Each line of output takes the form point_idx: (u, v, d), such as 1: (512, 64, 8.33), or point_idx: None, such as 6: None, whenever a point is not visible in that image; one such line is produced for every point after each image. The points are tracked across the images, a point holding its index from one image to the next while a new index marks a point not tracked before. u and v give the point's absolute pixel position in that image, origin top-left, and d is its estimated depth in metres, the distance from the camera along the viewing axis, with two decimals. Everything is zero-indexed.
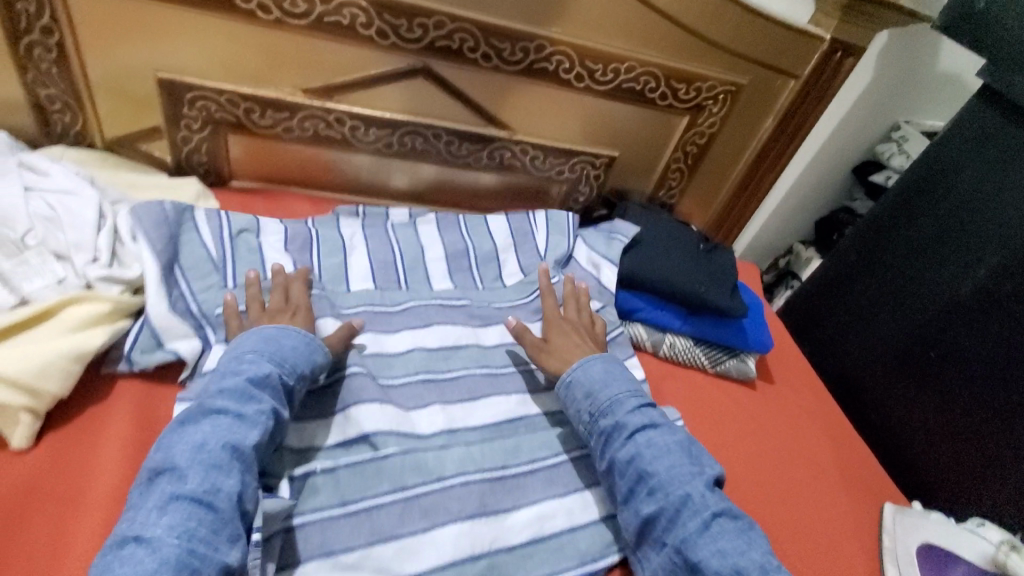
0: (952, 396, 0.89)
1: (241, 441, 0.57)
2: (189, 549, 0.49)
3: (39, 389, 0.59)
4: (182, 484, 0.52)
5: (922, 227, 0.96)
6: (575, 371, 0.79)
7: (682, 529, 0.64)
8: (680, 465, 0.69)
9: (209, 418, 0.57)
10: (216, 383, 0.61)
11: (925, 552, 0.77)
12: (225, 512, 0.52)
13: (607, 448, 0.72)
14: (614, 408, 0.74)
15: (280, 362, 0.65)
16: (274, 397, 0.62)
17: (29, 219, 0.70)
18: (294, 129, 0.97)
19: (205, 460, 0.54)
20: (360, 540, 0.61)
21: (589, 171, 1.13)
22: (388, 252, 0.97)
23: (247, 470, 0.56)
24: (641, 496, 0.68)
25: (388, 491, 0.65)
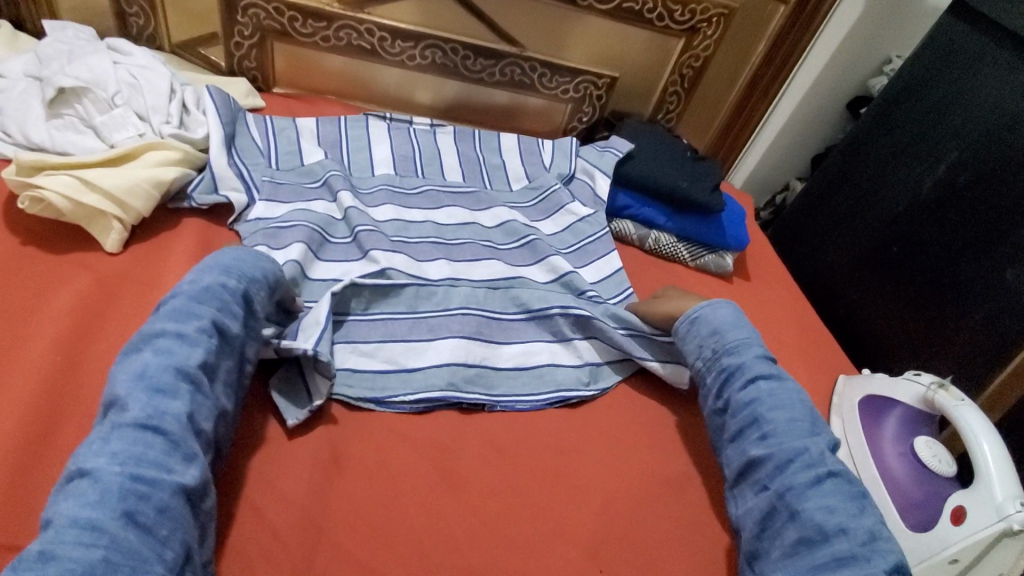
0: (913, 282, 0.98)
1: (184, 361, 0.57)
2: (134, 475, 0.49)
3: (126, 204, 0.74)
4: (124, 414, 0.53)
5: (896, 135, 1.04)
6: (704, 309, 0.82)
7: (791, 477, 0.65)
8: (799, 420, 0.70)
9: (151, 344, 0.58)
10: (157, 318, 0.61)
11: (864, 405, 0.84)
12: (174, 433, 0.53)
13: (725, 386, 0.75)
14: (741, 349, 0.77)
15: (224, 272, 0.66)
16: (217, 308, 0.63)
17: (117, 84, 0.86)
18: (330, 39, 1.11)
19: (148, 386, 0.55)
20: (377, 337, 0.77)
21: (592, 91, 1.24)
22: (409, 149, 1.11)
23: (197, 390, 0.57)
24: (750, 438, 0.70)
25: (403, 311, 0.81)
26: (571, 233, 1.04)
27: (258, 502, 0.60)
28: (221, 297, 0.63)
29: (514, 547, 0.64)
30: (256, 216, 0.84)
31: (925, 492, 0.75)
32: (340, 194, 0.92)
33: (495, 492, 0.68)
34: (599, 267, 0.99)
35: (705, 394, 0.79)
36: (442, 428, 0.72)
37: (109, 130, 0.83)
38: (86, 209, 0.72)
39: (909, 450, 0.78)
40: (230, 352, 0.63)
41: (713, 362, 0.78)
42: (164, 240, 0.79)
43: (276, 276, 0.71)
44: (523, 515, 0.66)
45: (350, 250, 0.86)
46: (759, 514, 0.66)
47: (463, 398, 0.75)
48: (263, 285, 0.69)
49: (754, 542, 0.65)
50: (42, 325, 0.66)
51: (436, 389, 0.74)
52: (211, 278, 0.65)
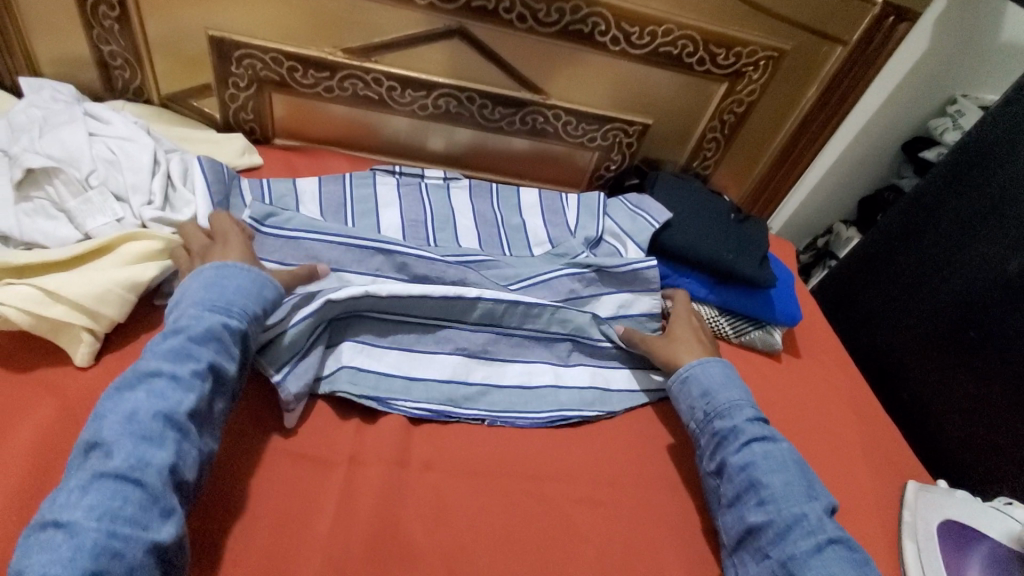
0: (988, 374, 0.86)
1: (173, 409, 0.55)
2: (109, 532, 0.47)
3: (97, 314, 0.64)
4: (107, 461, 0.51)
5: (972, 202, 0.92)
6: (693, 367, 0.78)
7: (793, 545, 0.62)
8: (795, 484, 0.67)
9: (145, 383, 0.56)
10: (148, 352, 0.59)
11: (945, 532, 0.74)
12: (157, 486, 0.51)
13: (719, 449, 0.71)
14: (732, 412, 0.73)
15: (223, 308, 0.63)
16: (215, 348, 0.60)
17: (93, 161, 0.77)
18: (334, 89, 1.01)
19: (136, 432, 0.53)
20: (385, 341, 0.76)
21: (622, 139, 1.12)
22: (420, 211, 1.00)
23: (185, 439, 0.55)
24: (749, 504, 0.66)
25: (413, 326, 0.78)
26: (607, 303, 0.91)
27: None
28: (219, 336, 0.61)
29: None
30: (257, 221, 0.81)
31: None
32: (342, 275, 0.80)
33: None
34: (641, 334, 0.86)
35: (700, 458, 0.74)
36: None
37: (84, 215, 0.74)
38: (51, 322, 0.63)
39: None
40: (221, 390, 0.61)
41: (707, 424, 0.74)
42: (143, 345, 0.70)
43: (277, 307, 0.69)
44: None
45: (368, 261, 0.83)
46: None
47: (462, 413, 0.75)
48: (261, 319, 0.66)
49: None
50: None
51: (436, 400, 0.74)
52: (206, 313, 0.62)
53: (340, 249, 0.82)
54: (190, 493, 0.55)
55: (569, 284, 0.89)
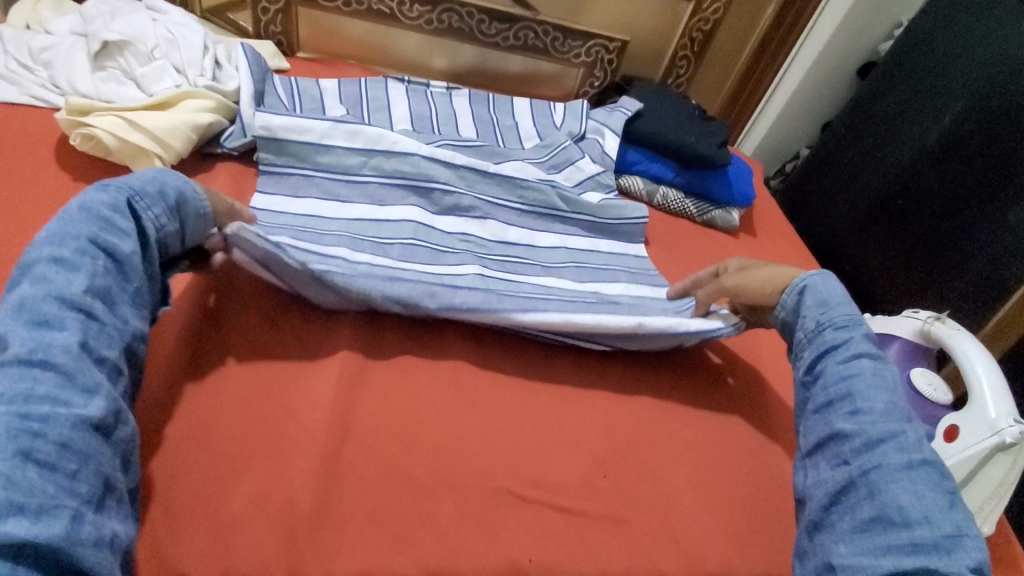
0: (914, 231, 1.01)
1: (64, 290, 0.52)
2: (22, 414, 0.45)
3: (167, 144, 0.80)
4: (4, 354, 0.48)
5: (901, 91, 1.07)
6: (811, 278, 0.74)
7: (881, 456, 0.57)
8: (896, 404, 0.61)
9: (28, 274, 0.53)
10: (31, 245, 0.56)
11: None
12: (64, 365, 0.48)
13: (822, 359, 0.67)
14: (850, 327, 0.68)
15: (103, 190, 0.59)
16: (100, 227, 0.57)
17: (156, 39, 0.92)
18: (352, 3, 1.16)
19: (30, 318, 0.50)
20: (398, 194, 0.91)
21: (604, 55, 1.27)
22: (426, 109, 1.16)
23: (88, 321, 0.52)
24: (839, 412, 0.62)
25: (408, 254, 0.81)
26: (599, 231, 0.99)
27: (284, 395, 0.65)
28: (102, 216, 0.57)
29: (524, 457, 0.66)
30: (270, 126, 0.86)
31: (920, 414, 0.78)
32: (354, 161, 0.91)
33: (509, 409, 0.70)
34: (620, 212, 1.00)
35: (801, 368, 0.71)
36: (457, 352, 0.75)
37: (149, 81, 0.89)
38: (131, 147, 0.78)
39: (905, 381, 0.79)
40: (122, 273, 0.57)
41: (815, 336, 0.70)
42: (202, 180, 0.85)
43: (182, 196, 0.64)
44: (532, 426, 0.69)
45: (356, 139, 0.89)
46: (833, 486, 0.58)
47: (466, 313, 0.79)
48: (159, 202, 0.62)
49: (818, 513, 0.58)
50: None
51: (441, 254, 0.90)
52: (88, 198, 0.59)
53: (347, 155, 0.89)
54: (115, 374, 0.54)
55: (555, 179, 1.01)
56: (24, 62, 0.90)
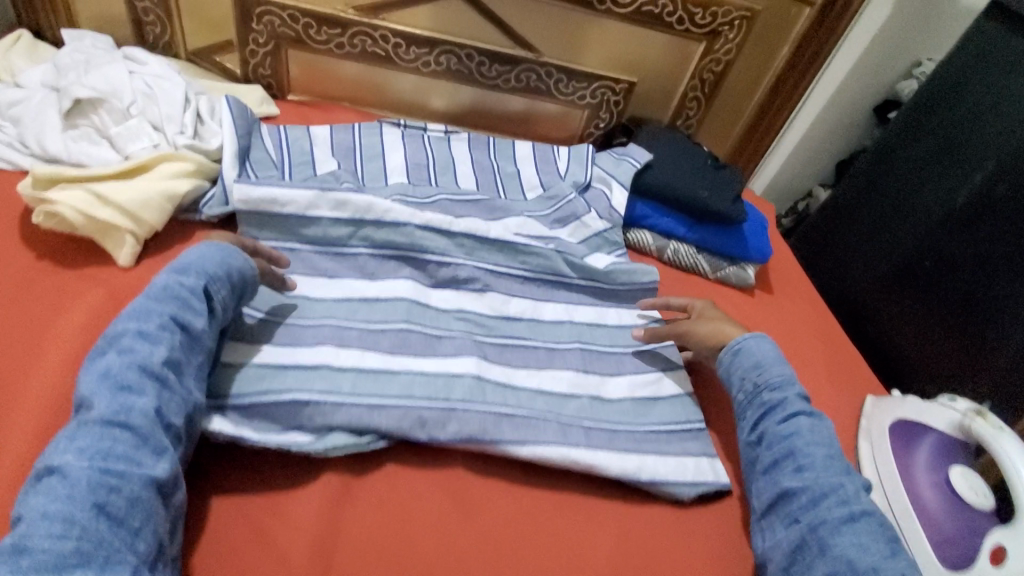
0: (944, 296, 0.95)
1: (147, 359, 0.56)
2: (103, 469, 0.49)
3: (140, 217, 0.73)
4: (92, 410, 0.52)
5: (926, 145, 1.01)
6: (746, 340, 0.77)
7: (824, 511, 0.61)
8: (834, 458, 0.66)
9: (115, 345, 0.57)
10: (119, 317, 0.60)
11: (896, 430, 0.81)
12: (143, 428, 0.52)
13: (764, 419, 0.71)
14: (784, 385, 0.72)
15: (181, 269, 0.63)
16: (177, 305, 0.60)
17: (132, 94, 0.86)
18: (344, 45, 1.10)
19: (114, 383, 0.54)
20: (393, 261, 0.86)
21: (610, 97, 1.21)
22: (423, 157, 1.09)
23: (165, 386, 0.56)
24: (785, 471, 0.65)
25: (400, 344, 0.74)
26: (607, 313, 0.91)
27: (267, 518, 0.59)
28: (179, 295, 0.61)
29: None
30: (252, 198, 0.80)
31: (961, 525, 0.70)
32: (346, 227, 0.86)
33: (514, 519, 0.64)
34: (628, 276, 0.93)
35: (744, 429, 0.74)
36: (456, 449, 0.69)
37: (124, 141, 0.83)
38: (100, 223, 0.72)
39: (943, 479, 0.74)
40: (191, 347, 0.61)
41: (753, 397, 0.73)
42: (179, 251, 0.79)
43: (245, 276, 0.69)
44: (537, 538, 0.63)
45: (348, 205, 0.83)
46: (790, 546, 0.61)
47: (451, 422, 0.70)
48: (225, 283, 0.66)
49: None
50: (57, 340, 0.66)
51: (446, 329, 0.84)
52: (167, 278, 0.63)
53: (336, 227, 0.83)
54: (180, 438, 0.57)
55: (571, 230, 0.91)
56: None
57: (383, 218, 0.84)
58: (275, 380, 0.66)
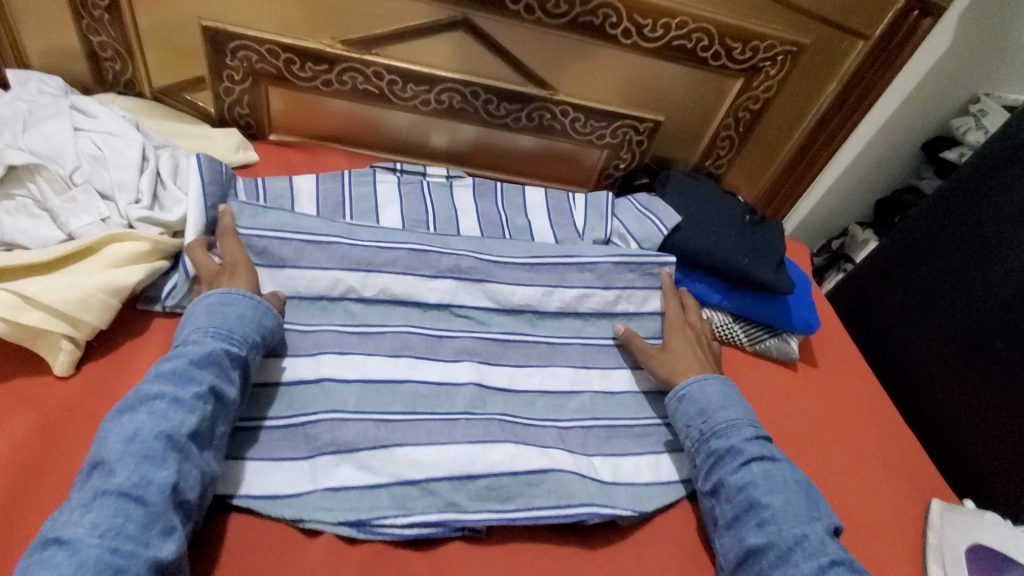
0: (1014, 385, 0.81)
1: (176, 429, 0.53)
2: (112, 549, 0.46)
3: (79, 320, 0.61)
4: (108, 479, 0.50)
5: (999, 205, 0.88)
6: (689, 385, 0.75)
7: (793, 568, 0.59)
8: (795, 504, 0.63)
9: (146, 405, 0.54)
10: (148, 375, 0.57)
11: (972, 557, 0.71)
12: (158, 505, 0.50)
13: (715, 469, 0.68)
14: (729, 432, 0.70)
15: (218, 333, 0.61)
16: (215, 373, 0.59)
17: (77, 157, 0.73)
18: (333, 83, 0.97)
19: (137, 451, 0.51)
20: (388, 351, 0.74)
21: (632, 137, 1.08)
22: (422, 210, 0.96)
23: (187, 458, 0.53)
24: (748, 525, 0.63)
25: (394, 468, 0.62)
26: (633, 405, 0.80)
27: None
28: (219, 360, 0.59)
29: None
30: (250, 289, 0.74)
31: None
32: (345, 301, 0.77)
33: None
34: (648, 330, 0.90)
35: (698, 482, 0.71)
36: None
37: (67, 215, 0.70)
38: (28, 328, 0.59)
39: None
40: (222, 413, 0.59)
41: (702, 446, 0.71)
42: (129, 351, 0.66)
43: (267, 335, 0.66)
44: None
45: (326, 254, 0.78)
46: None
47: (467, 521, 0.61)
48: (259, 348, 0.64)
49: None
50: None
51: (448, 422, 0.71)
52: (201, 342, 0.60)
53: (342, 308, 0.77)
54: (197, 507, 0.54)
55: (579, 275, 0.88)
56: None
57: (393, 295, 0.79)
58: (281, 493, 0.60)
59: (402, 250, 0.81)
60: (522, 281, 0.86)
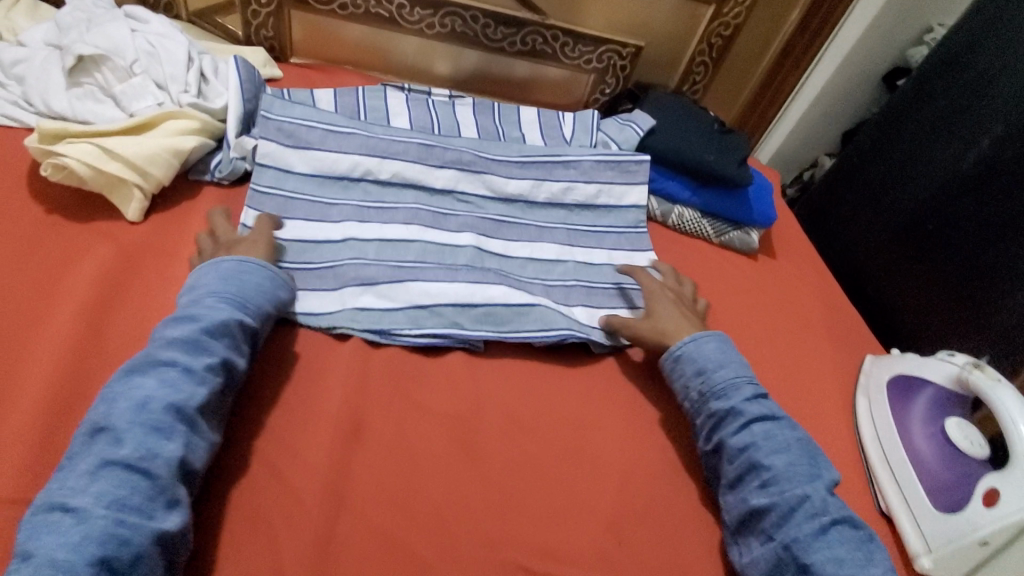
0: (944, 259, 0.97)
1: (185, 402, 0.55)
2: (118, 521, 0.47)
3: (148, 173, 0.74)
4: (116, 449, 0.50)
5: (935, 109, 1.01)
6: (686, 345, 0.74)
7: (796, 528, 0.59)
8: (798, 464, 0.64)
9: (156, 372, 0.56)
10: (158, 341, 0.59)
11: (893, 385, 0.84)
12: (165, 477, 0.51)
13: (717, 430, 0.68)
14: (729, 392, 0.69)
15: (234, 304, 0.63)
16: (227, 344, 0.61)
17: (136, 52, 0.85)
18: (348, 7, 1.09)
19: (146, 422, 0.53)
20: (401, 221, 0.87)
21: (616, 62, 1.20)
22: (428, 120, 1.08)
23: (194, 429, 0.55)
24: (751, 487, 0.64)
25: (409, 296, 0.76)
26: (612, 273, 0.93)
27: (298, 419, 0.64)
28: (232, 332, 0.62)
29: (541, 518, 0.63)
30: (277, 166, 0.85)
31: (957, 472, 0.72)
32: (364, 184, 0.89)
33: (521, 468, 0.66)
34: (629, 221, 1.01)
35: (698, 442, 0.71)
36: (463, 397, 0.70)
37: (128, 99, 0.83)
38: (108, 176, 0.73)
39: (939, 431, 0.76)
40: (229, 385, 0.61)
41: (702, 406, 0.70)
42: (185, 209, 0.79)
43: (278, 307, 0.69)
44: (544, 494, 0.64)
45: (347, 141, 0.90)
46: (766, 566, 0.59)
47: (469, 337, 0.75)
48: (269, 319, 0.67)
49: None
50: (64, 294, 0.66)
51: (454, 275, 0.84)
52: (216, 310, 0.62)
53: (361, 188, 0.89)
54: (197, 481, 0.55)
55: (565, 171, 1.01)
56: None
57: (404, 179, 0.91)
58: (318, 313, 0.73)
59: (411, 143, 0.93)
60: (514, 174, 0.98)
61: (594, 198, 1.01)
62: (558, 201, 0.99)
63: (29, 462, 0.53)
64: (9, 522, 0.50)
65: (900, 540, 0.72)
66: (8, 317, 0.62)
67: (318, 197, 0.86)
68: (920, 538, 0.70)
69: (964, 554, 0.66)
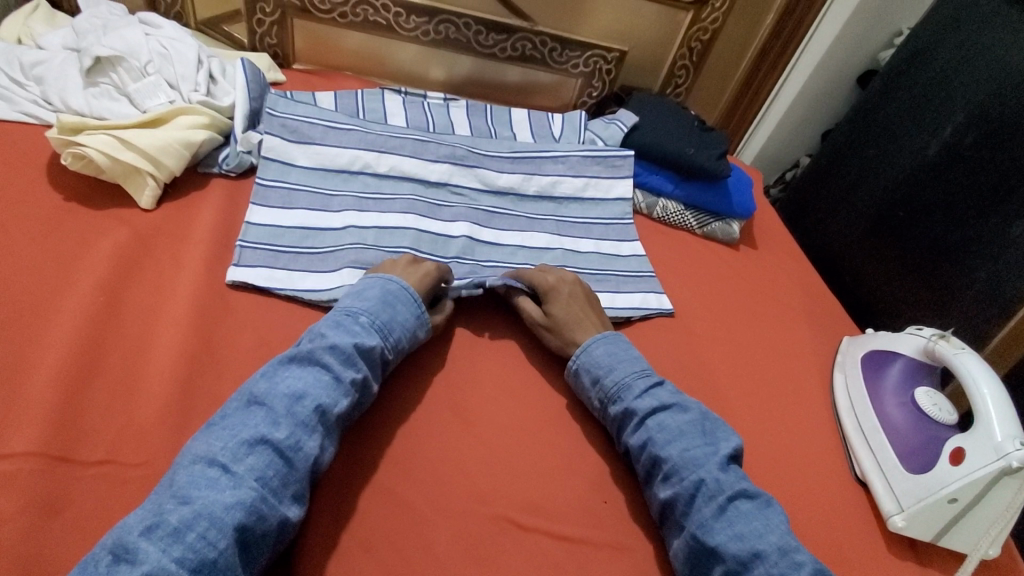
0: (915, 244, 1.04)
1: (331, 406, 0.59)
2: (263, 496, 0.51)
3: (160, 162, 0.79)
4: (273, 431, 0.55)
5: (901, 102, 1.08)
6: (577, 358, 0.74)
7: (699, 513, 0.60)
8: (693, 448, 0.65)
9: (311, 367, 0.61)
10: (313, 341, 0.63)
11: (867, 361, 0.88)
12: (301, 471, 0.55)
13: (622, 433, 0.69)
14: (622, 394, 0.70)
15: (381, 330, 0.67)
16: (369, 366, 0.64)
17: (149, 54, 0.91)
18: (347, 15, 1.15)
19: (298, 415, 0.57)
20: (398, 209, 0.91)
21: (601, 66, 1.26)
22: (423, 120, 1.13)
23: (329, 435, 0.59)
24: (658, 481, 0.65)
25: None
26: (598, 261, 0.98)
27: None
28: (373, 357, 0.65)
29: (531, 482, 0.66)
30: (281, 158, 0.90)
31: (925, 437, 0.76)
32: (362, 176, 0.93)
33: (510, 435, 0.69)
34: (616, 212, 1.06)
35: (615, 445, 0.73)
36: (455, 371, 0.75)
37: (142, 97, 0.88)
38: (123, 165, 0.78)
39: (909, 400, 0.80)
40: (359, 404, 0.64)
41: (604, 412, 0.71)
42: (194, 199, 0.84)
43: (414, 341, 0.71)
44: (532, 459, 0.68)
45: (347, 137, 0.95)
46: (684, 557, 0.60)
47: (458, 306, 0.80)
48: (404, 352, 0.70)
49: None
50: (82, 272, 0.70)
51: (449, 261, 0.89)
52: (363, 329, 0.66)
53: (359, 180, 0.93)
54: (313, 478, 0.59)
55: (553, 165, 1.06)
56: (15, 78, 0.88)
57: (400, 172, 0.96)
58: (319, 291, 0.77)
59: (407, 139, 0.98)
60: (505, 169, 1.03)
61: (581, 191, 1.06)
62: (547, 194, 1.04)
63: (50, 421, 0.57)
64: (30, 474, 0.54)
65: (876, 503, 0.76)
66: (28, 291, 0.67)
67: (319, 188, 0.90)
68: (893, 499, 0.74)
69: (934, 510, 0.70)
